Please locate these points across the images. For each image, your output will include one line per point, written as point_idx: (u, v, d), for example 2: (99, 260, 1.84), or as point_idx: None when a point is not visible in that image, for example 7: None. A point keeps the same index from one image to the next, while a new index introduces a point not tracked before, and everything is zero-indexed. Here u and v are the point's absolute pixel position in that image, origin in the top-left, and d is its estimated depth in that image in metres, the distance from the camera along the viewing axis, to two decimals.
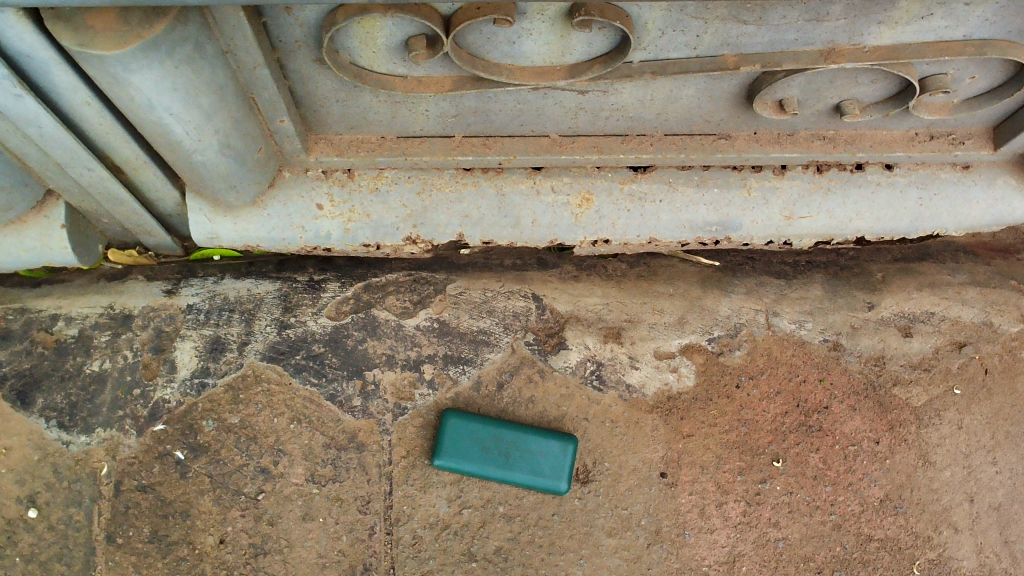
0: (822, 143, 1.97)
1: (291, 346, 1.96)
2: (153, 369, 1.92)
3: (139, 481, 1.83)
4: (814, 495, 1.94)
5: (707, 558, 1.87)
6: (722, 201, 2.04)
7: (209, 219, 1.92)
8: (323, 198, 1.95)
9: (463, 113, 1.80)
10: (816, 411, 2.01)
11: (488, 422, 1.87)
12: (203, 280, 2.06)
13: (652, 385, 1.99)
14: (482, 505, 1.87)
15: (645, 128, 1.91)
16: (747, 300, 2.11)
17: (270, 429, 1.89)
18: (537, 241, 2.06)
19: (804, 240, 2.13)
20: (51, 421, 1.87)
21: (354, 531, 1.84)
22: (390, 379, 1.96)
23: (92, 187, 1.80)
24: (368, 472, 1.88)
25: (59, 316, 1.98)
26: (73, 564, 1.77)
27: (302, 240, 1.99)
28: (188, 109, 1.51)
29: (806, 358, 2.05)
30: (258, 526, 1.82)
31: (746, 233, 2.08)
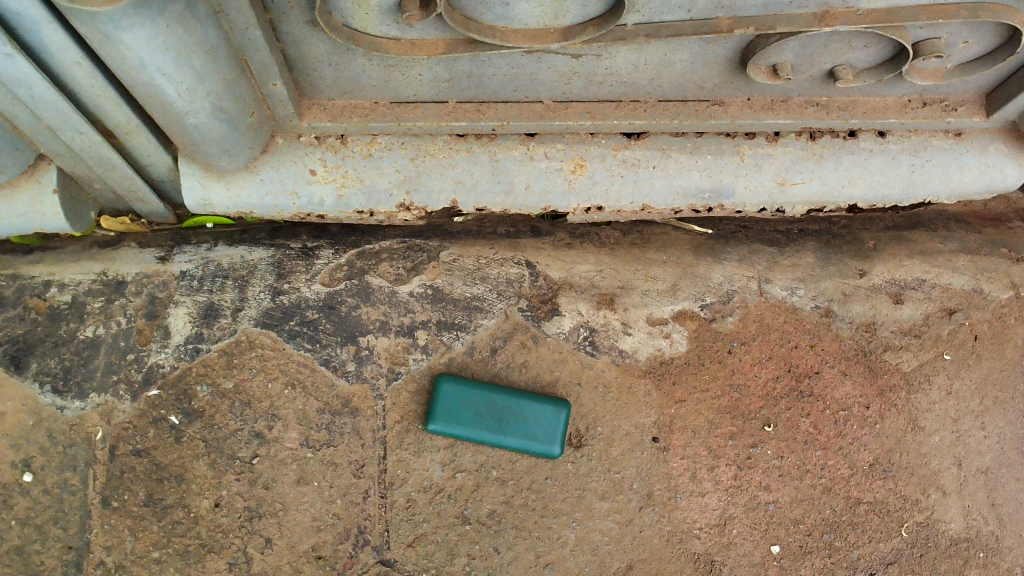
0: (815, 109, 1.97)
1: (285, 312, 1.96)
2: (147, 335, 1.93)
3: (134, 446, 1.84)
4: (805, 459, 1.96)
5: (698, 521, 1.89)
6: (715, 168, 2.04)
7: (202, 185, 1.91)
8: (316, 164, 1.95)
9: (457, 77, 1.80)
10: (807, 376, 2.02)
11: (482, 387, 1.88)
12: (196, 246, 2.06)
13: (644, 351, 2.00)
14: (476, 469, 1.88)
15: (639, 94, 1.91)
16: (739, 267, 2.12)
17: (264, 394, 1.90)
18: (530, 208, 2.06)
19: (797, 207, 2.13)
20: (46, 386, 1.87)
21: (349, 495, 1.86)
22: (384, 345, 1.96)
23: (84, 152, 1.79)
24: (362, 436, 1.89)
25: (52, 282, 1.98)
26: (68, 527, 1.78)
27: (295, 206, 1.99)
28: (180, 70, 1.51)
29: (798, 325, 2.07)
30: (253, 489, 1.83)
31: (739, 200, 2.09)
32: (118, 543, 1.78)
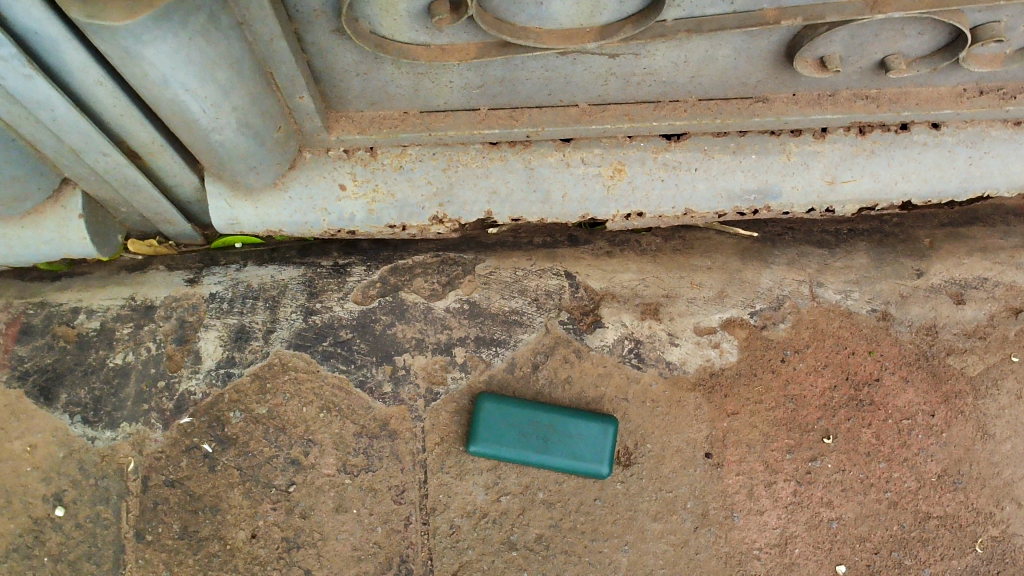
0: (865, 103, 1.87)
1: (318, 333, 1.90)
2: (178, 361, 1.87)
3: (167, 476, 1.79)
4: (868, 473, 1.85)
5: (758, 541, 1.79)
6: (760, 167, 1.94)
7: (229, 204, 1.85)
8: (346, 179, 1.88)
9: (489, 83, 1.72)
10: (867, 384, 1.91)
11: (526, 405, 1.80)
12: (225, 267, 2.00)
13: (693, 362, 1.91)
14: (521, 492, 1.80)
15: (679, 93, 1.82)
16: (789, 271, 2.01)
17: (299, 418, 1.83)
18: (568, 216, 1.97)
19: (847, 207, 2.02)
20: (76, 416, 1.82)
21: (390, 522, 1.78)
22: (421, 363, 1.89)
23: (109, 174, 1.74)
24: (401, 460, 1.82)
25: (81, 309, 1.92)
26: (102, 562, 1.74)
27: (325, 223, 1.92)
28: (204, 84, 1.45)
29: (854, 329, 1.96)
30: (290, 518, 1.77)
31: (786, 200, 1.98)
32: None
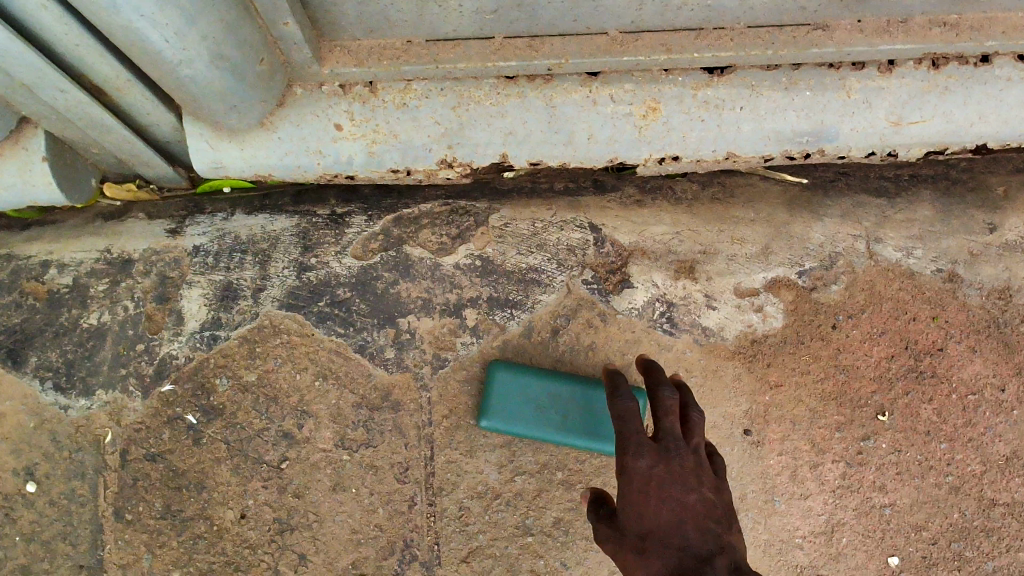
0: (942, 31, 1.59)
1: (313, 292, 1.70)
2: (158, 322, 1.68)
3: (148, 450, 1.63)
4: (927, 454, 1.67)
5: (800, 528, 1.64)
6: (815, 106, 1.68)
7: (211, 146, 1.63)
8: (342, 118, 1.63)
9: (506, 7, 1.44)
10: (929, 354, 1.70)
11: (542, 375, 1.61)
12: (211, 216, 1.76)
13: (732, 329, 1.70)
14: (538, 472, 1.63)
15: (725, 20, 1.54)
16: (844, 224, 1.76)
17: (292, 387, 1.65)
18: (594, 160, 1.72)
19: (912, 151, 1.76)
20: (47, 382, 1.65)
21: (392, 503, 1.63)
22: (428, 327, 1.69)
23: (72, 113, 1.51)
24: (405, 434, 1.64)
25: (51, 262, 1.72)
26: (79, 543, 1.60)
27: (320, 167, 1.69)
28: (164, 8, 1.22)
29: (917, 292, 1.73)
30: (283, 498, 1.62)
31: (843, 143, 1.73)
32: (134, 562, 1.59)
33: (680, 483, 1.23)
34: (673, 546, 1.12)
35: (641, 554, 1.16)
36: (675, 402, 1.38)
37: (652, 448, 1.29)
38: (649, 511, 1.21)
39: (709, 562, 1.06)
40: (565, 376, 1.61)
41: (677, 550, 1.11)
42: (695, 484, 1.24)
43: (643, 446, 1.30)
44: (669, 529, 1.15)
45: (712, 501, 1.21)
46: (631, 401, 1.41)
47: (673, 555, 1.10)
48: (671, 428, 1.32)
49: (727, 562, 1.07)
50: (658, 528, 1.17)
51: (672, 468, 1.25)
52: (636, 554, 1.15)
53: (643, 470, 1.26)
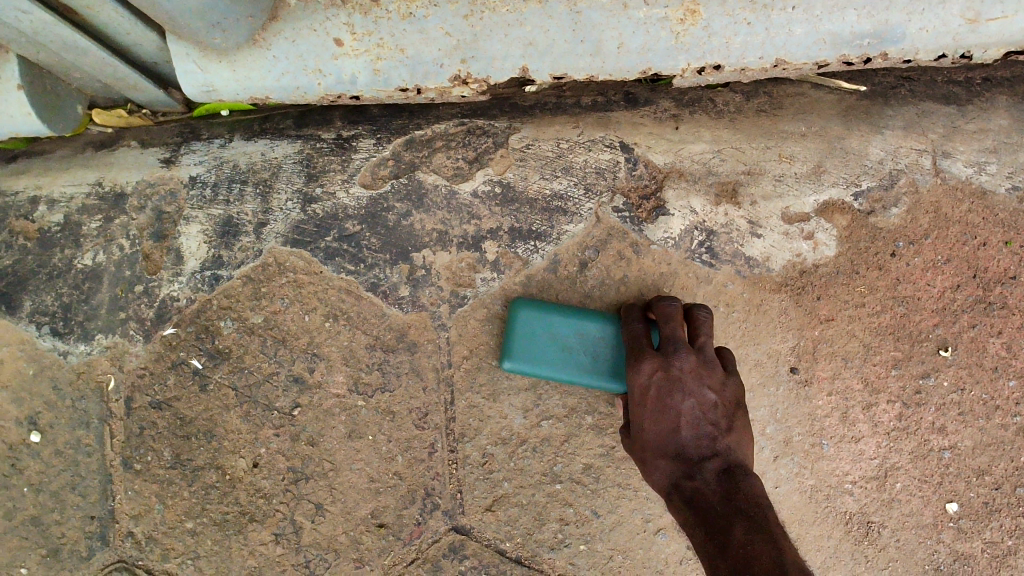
0: None
1: (319, 225, 1.57)
2: (156, 262, 1.57)
3: (153, 398, 1.54)
4: (992, 393, 1.53)
5: (850, 473, 1.52)
6: (880, 4, 1.45)
7: (200, 67, 1.47)
8: (341, 32, 1.44)
9: None
10: (999, 283, 1.54)
11: (569, 312, 1.47)
12: (207, 142, 1.62)
13: (779, 258, 1.54)
14: (566, 416, 1.52)
15: None
16: (907, 136, 1.57)
17: (301, 329, 1.54)
18: (624, 71, 1.53)
19: (988, 52, 1.53)
20: (44, 327, 1.56)
21: (412, 450, 1.53)
22: (444, 262, 1.56)
23: (40, 36, 1.37)
24: (423, 377, 1.54)
25: (39, 198, 1.60)
26: (88, 493, 1.53)
27: (321, 87, 1.53)
28: None
29: (987, 214, 1.56)
30: (296, 446, 1.52)
31: (909, 46, 1.51)
32: (146, 512, 1.52)
33: (682, 396, 1.32)
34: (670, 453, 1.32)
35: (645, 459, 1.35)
36: (677, 307, 1.39)
37: (655, 357, 1.33)
38: (651, 423, 1.33)
39: (699, 467, 1.29)
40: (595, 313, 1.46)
41: (674, 454, 1.32)
42: (695, 392, 1.33)
43: (642, 354, 1.35)
44: (665, 440, 1.32)
45: (709, 404, 1.33)
46: (638, 318, 1.41)
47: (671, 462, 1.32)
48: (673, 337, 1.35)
49: (718, 465, 1.29)
50: (655, 436, 1.33)
51: (672, 379, 1.32)
52: (640, 452, 1.35)
53: (644, 383, 1.33)
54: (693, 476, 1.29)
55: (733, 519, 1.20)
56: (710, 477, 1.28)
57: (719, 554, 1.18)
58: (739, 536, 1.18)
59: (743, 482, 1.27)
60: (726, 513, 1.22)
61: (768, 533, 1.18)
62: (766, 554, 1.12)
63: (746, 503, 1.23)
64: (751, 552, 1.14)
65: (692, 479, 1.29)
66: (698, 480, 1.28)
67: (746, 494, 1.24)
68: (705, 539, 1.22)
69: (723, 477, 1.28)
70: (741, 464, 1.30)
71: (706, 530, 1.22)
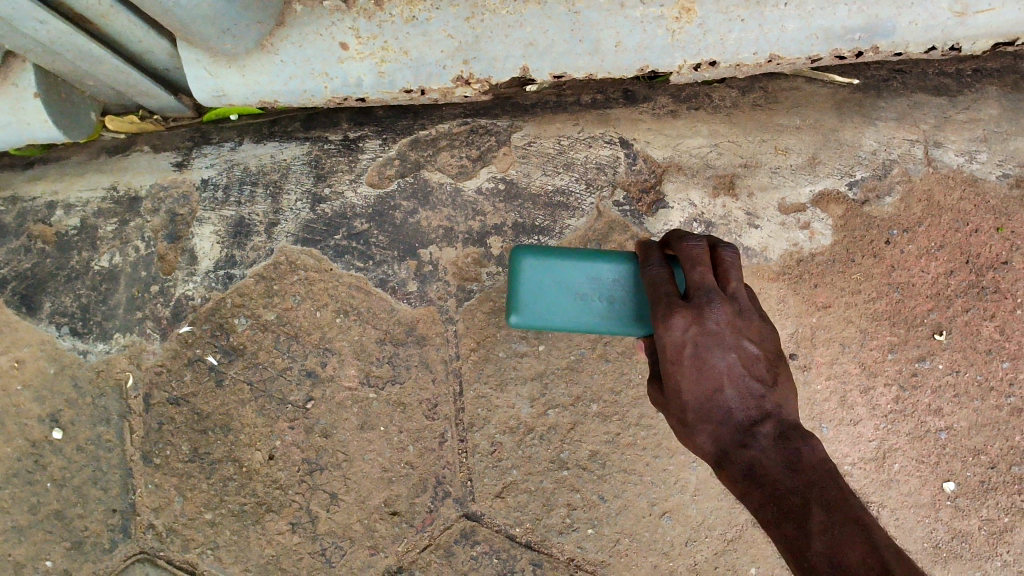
0: None
1: (328, 224, 1.61)
2: (171, 262, 1.62)
3: (170, 394, 1.58)
4: (987, 375, 1.57)
5: (850, 455, 1.56)
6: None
7: (211, 73, 1.52)
8: (347, 36, 1.49)
9: None
10: (991, 268, 1.58)
11: (575, 255, 1.35)
12: (218, 146, 1.67)
13: (776, 248, 1.58)
14: (572, 404, 1.56)
15: None
16: (899, 127, 1.62)
17: (313, 325, 1.59)
18: (623, 70, 1.57)
19: (978, 44, 1.58)
20: (64, 328, 1.61)
21: (422, 441, 1.57)
22: (451, 257, 1.60)
23: (56, 46, 1.41)
24: (432, 369, 1.58)
25: (57, 203, 1.65)
26: (109, 488, 1.57)
27: (328, 91, 1.57)
28: None
29: (979, 201, 1.60)
30: (310, 438, 1.57)
31: (900, 39, 1.55)
32: (166, 505, 1.57)
33: (723, 353, 1.13)
34: (715, 420, 1.13)
35: (687, 429, 1.16)
36: (703, 245, 1.17)
37: (687, 310, 1.13)
38: (690, 387, 1.14)
39: (755, 434, 1.09)
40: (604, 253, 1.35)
41: (723, 422, 1.12)
42: (735, 346, 1.14)
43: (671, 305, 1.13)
44: (707, 404, 1.13)
45: (752, 357, 1.15)
46: (659, 263, 1.20)
47: (717, 431, 1.12)
48: (704, 280, 1.14)
49: (773, 430, 1.10)
50: (696, 403, 1.13)
51: (708, 332, 1.12)
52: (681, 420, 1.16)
53: (676, 339, 1.12)
54: (748, 446, 1.09)
55: (796, 495, 1.01)
56: (768, 444, 1.08)
57: (795, 547, 0.97)
58: (816, 521, 0.96)
59: (807, 450, 1.07)
60: (794, 489, 1.02)
61: (848, 509, 0.96)
62: (857, 554, 0.91)
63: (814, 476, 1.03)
64: (835, 549, 0.93)
65: (747, 450, 1.09)
66: (754, 450, 1.08)
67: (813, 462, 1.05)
68: (772, 525, 1.01)
69: (782, 443, 1.08)
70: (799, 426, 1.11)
71: (772, 510, 1.02)
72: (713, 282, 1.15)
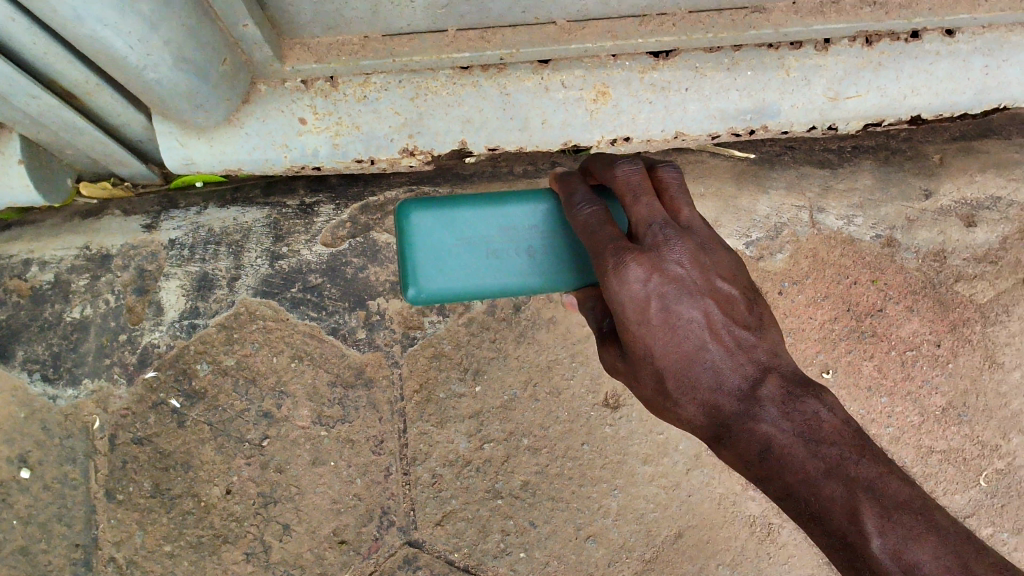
0: (871, 9, 1.68)
1: (286, 279, 1.79)
2: (138, 313, 1.77)
3: (135, 434, 1.71)
4: (869, 408, 1.79)
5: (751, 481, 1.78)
6: (757, 85, 1.77)
7: (182, 144, 1.70)
8: (305, 112, 1.71)
9: (454, 1, 1.52)
10: (868, 314, 1.82)
11: (463, 210, 1.42)
12: (185, 210, 1.83)
13: None
14: (505, 439, 1.74)
15: (666, 6, 1.62)
16: (788, 195, 1.86)
17: (270, 369, 1.74)
18: (549, 143, 1.80)
19: (851, 124, 1.84)
20: (35, 375, 1.73)
21: (369, 474, 1.72)
22: (396, 308, 1.78)
23: (44, 118, 1.58)
24: (379, 409, 1.74)
25: (32, 261, 1.79)
26: (73, 523, 1.68)
27: (287, 160, 1.76)
28: (125, 18, 1.28)
29: (856, 258, 1.84)
30: (265, 473, 1.70)
31: (784, 120, 1.81)
32: (128, 538, 1.68)
33: (689, 303, 1.22)
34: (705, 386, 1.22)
35: (674, 398, 1.23)
36: (639, 169, 1.27)
37: (643, 259, 1.20)
38: (663, 346, 1.21)
39: (757, 398, 1.19)
40: (508, 195, 1.43)
41: (712, 387, 1.21)
42: (702, 293, 1.23)
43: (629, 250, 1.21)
44: (689, 363, 1.22)
45: (722, 297, 1.25)
46: (593, 202, 1.28)
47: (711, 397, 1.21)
48: (652, 218, 1.24)
49: (772, 390, 1.20)
50: (677, 361, 1.22)
51: (672, 278, 1.21)
52: (665, 387, 1.24)
53: (644, 290, 1.19)
54: (756, 417, 1.17)
55: (830, 481, 1.09)
56: (774, 408, 1.18)
57: (852, 544, 1.06)
58: (869, 522, 1.04)
59: (815, 413, 1.17)
60: (824, 475, 1.10)
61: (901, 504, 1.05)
62: (928, 551, 1.02)
63: (835, 448, 1.12)
64: (901, 548, 1.02)
65: (760, 422, 1.17)
66: (764, 421, 1.17)
67: (821, 423, 1.16)
68: (810, 517, 1.10)
69: (786, 405, 1.17)
70: (793, 379, 1.21)
71: (811, 506, 1.10)
72: (660, 220, 1.24)
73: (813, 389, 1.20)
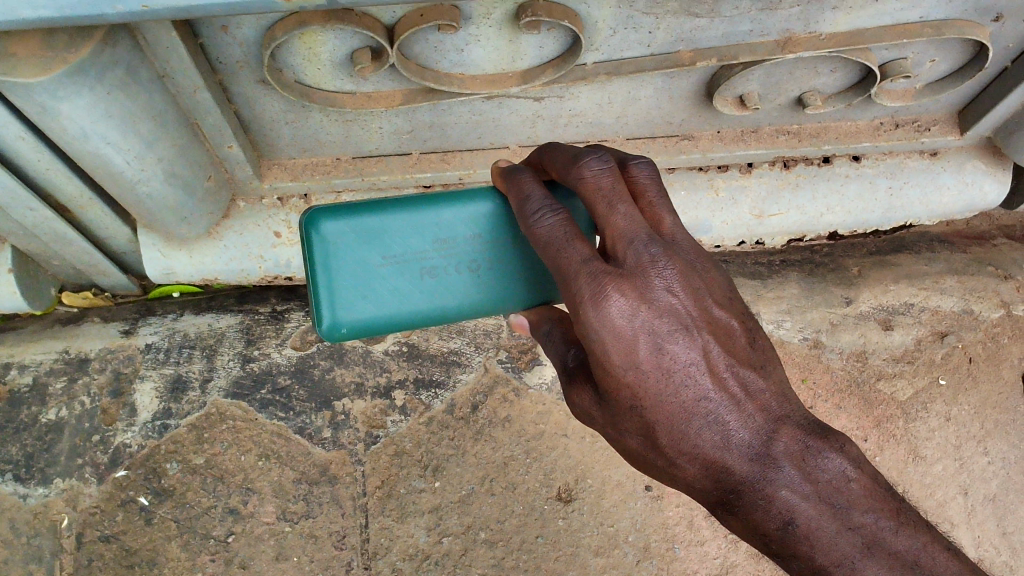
0: (787, 138, 1.91)
1: (255, 380, 1.90)
2: (112, 414, 1.85)
3: (102, 531, 1.74)
4: None
5: (698, 571, 1.84)
6: (690, 204, 1.97)
7: (163, 254, 1.84)
8: (280, 227, 1.87)
9: (418, 128, 1.72)
10: None
11: (382, 219, 1.33)
12: (161, 317, 1.99)
13: None
14: (463, 532, 1.80)
15: (606, 134, 1.84)
16: None
17: (237, 467, 1.82)
18: None
19: (776, 238, 2.07)
20: (7, 474, 1.79)
21: (331, 568, 1.75)
22: (361, 408, 1.90)
23: (37, 229, 1.71)
24: (342, 505, 1.81)
25: (12, 364, 1.89)
26: None
27: (261, 270, 1.92)
28: (126, 137, 1.42)
29: (787, 359, 2.00)
30: (229, 569, 1.73)
31: (716, 234, 2.02)
32: None
33: (685, 340, 1.13)
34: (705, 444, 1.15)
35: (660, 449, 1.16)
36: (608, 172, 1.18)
37: (628, 287, 1.10)
38: (655, 392, 1.12)
39: (773, 459, 1.16)
40: (439, 200, 1.35)
41: (720, 443, 1.15)
42: (693, 329, 1.15)
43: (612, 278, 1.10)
44: (687, 412, 1.14)
45: (715, 332, 1.17)
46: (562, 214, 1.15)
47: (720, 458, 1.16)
48: (628, 234, 1.14)
49: (782, 445, 1.17)
50: (673, 410, 1.13)
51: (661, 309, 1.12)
52: (653, 440, 1.16)
53: (632, 325, 1.10)
54: (774, 483, 1.15)
55: (869, 560, 1.15)
56: (793, 472, 1.16)
57: None
58: None
59: (835, 471, 1.18)
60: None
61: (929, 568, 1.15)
62: None
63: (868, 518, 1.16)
64: None
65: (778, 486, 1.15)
66: (779, 483, 1.16)
67: (847, 484, 1.17)
68: None
69: (805, 470, 1.16)
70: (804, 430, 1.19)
71: None
72: (643, 237, 1.14)
73: (832, 441, 1.20)
